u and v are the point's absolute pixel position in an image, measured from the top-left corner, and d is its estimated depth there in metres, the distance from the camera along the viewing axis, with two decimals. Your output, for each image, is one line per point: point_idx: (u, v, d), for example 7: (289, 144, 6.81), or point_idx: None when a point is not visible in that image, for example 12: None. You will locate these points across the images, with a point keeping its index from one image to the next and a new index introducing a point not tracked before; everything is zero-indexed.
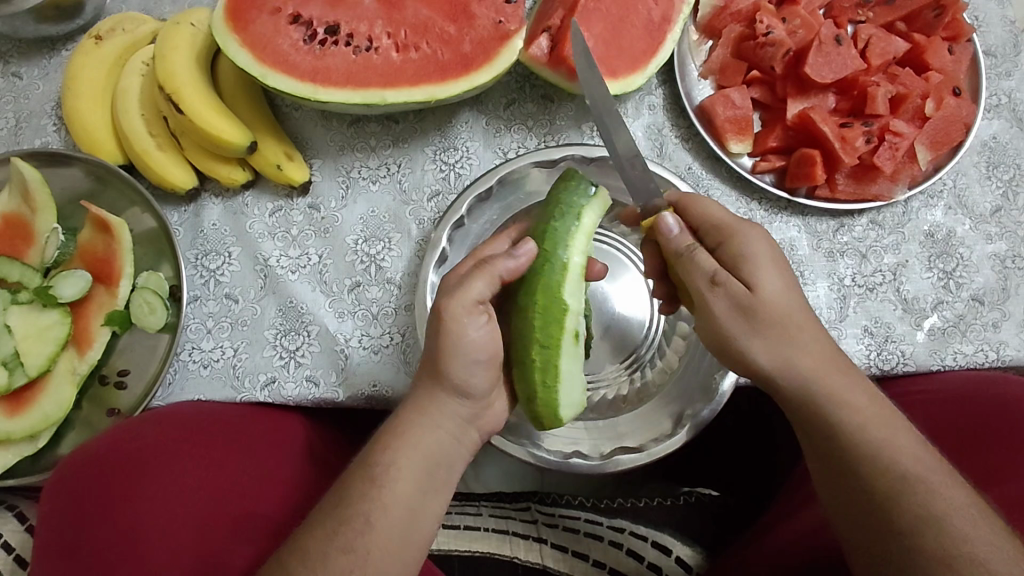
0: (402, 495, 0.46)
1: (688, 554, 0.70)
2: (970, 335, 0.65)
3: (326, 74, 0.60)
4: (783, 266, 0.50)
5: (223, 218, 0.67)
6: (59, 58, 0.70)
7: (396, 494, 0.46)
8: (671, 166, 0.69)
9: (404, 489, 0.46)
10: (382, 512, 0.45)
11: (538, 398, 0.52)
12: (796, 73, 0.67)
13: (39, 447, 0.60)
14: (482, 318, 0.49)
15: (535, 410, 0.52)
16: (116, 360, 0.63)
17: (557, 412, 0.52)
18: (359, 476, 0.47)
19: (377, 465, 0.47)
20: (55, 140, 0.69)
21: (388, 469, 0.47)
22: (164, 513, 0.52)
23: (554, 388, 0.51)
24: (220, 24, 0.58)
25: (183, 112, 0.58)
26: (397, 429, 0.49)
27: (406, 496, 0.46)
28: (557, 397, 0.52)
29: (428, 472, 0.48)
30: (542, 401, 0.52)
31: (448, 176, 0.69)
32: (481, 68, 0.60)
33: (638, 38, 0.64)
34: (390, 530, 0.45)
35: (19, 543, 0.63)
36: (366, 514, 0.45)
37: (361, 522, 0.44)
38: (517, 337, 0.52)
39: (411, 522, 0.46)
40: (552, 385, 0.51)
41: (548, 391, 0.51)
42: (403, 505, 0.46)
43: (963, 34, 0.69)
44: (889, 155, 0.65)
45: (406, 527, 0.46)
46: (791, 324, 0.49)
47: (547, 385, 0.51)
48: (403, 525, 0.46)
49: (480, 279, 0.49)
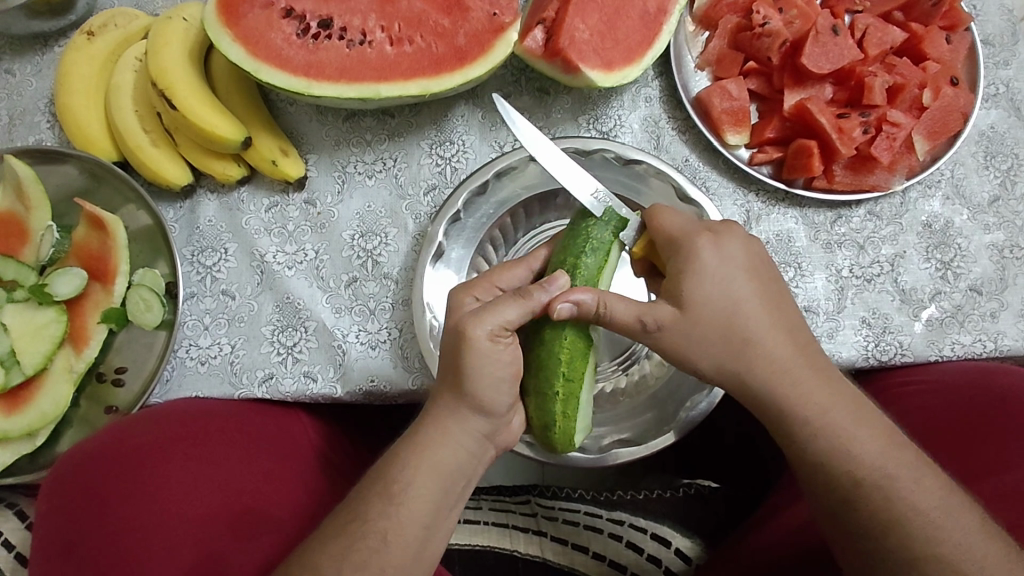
0: (418, 513, 0.47)
1: (688, 546, 0.69)
2: (968, 326, 0.65)
3: (320, 68, 0.59)
4: (738, 270, 0.50)
5: (219, 215, 0.67)
6: (52, 54, 0.70)
7: (412, 514, 0.47)
8: (668, 159, 0.69)
9: (420, 507, 0.47)
10: (398, 529, 0.46)
11: (555, 427, 0.52)
12: (793, 63, 0.67)
13: (37, 445, 0.60)
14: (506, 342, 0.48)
15: (552, 437, 0.53)
16: (113, 357, 0.63)
17: (572, 440, 0.53)
18: (376, 493, 0.47)
19: (396, 482, 0.47)
20: (49, 137, 0.69)
21: (406, 487, 0.47)
22: (164, 507, 0.52)
23: (573, 419, 0.52)
24: (212, 18, 0.58)
25: (176, 108, 0.58)
26: (414, 441, 0.49)
27: (421, 513, 0.47)
28: (573, 427, 0.53)
29: (444, 488, 0.48)
30: (559, 429, 0.52)
31: (445, 170, 0.68)
32: (476, 61, 0.60)
33: (634, 29, 0.64)
34: (405, 547, 0.46)
35: (20, 540, 0.63)
36: (382, 533, 0.46)
37: (377, 539, 0.46)
38: (538, 368, 0.52)
39: (423, 540, 0.47)
40: (571, 416, 0.52)
41: (567, 421, 0.52)
42: (417, 524, 0.47)
43: (960, 23, 0.68)
44: (886, 145, 0.65)
45: (419, 545, 0.47)
46: (736, 329, 0.50)
47: (566, 417, 0.52)
48: (416, 543, 0.47)
49: (513, 305, 0.48)
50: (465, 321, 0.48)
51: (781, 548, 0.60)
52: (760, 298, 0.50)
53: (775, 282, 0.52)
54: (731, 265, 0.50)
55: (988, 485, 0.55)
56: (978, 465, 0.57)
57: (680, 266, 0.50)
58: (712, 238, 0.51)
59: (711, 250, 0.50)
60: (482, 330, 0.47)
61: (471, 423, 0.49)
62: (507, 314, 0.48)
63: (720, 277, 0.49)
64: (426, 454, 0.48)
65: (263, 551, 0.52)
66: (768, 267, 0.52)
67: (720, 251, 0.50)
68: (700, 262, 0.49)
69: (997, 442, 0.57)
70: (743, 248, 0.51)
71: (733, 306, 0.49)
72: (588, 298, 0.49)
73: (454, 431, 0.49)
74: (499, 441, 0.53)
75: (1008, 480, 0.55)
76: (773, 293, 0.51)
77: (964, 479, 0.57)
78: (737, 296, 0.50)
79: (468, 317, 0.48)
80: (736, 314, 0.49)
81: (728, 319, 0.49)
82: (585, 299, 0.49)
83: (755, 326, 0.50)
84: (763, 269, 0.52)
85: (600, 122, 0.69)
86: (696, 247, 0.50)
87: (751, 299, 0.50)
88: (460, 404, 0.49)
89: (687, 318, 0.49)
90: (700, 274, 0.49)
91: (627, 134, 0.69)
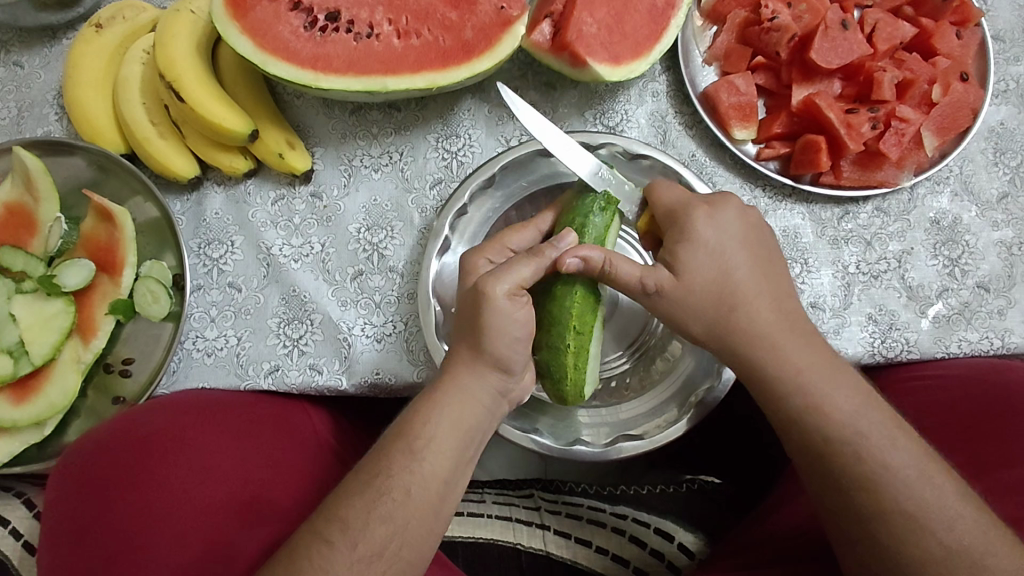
0: (439, 469, 0.48)
1: (691, 540, 0.70)
2: (975, 322, 0.64)
3: (327, 61, 0.59)
4: (738, 241, 0.51)
5: (225, 207, 0.67)
6: (60, 46, 0.70)
7: (434, 469, 0.48)
8: (675, 153, 0.69)
9: (441, 464, 0.48)
10: (421, 484, 0.47)
11: (568, 379, 0.53)
12: (801, 58, 0.66)
13: (45, 435, 0.60)
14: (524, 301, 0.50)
15: (563, 390, 0.54)
16: (120, 349, 0.63)
17: (584, 392, 0.54)
18: (398, 448, 0.48)
19: (419, 438, 0.48)
20: (57, 129, 0.69)
21: (428, 444, 0.48)
22: (173, 496, 0.53)
23: (584, 370, 0.53)
24: (220, 11, 0.58)
25: (184, 100, 0.58)
26: (434, 398, 0.50)
27: (441, 470, 0.48)
28: (586, 376, 0.54)
29: (464, 446, 0.49)
30: (572, 380, 0.53)
31: (451, 164, 0.68)
32: (482, 54, 0.60)
33: (642, 23, 0.63)
34: (426, 504, 0.47)
35: (28, 529, 0.64)
36: (405, 485, 0.47)
37: (401, 494, 0.46)
38: (549, 322, 0.53)
39: (443, 496, 0.48)
40: (583, 368, 0.53)
41: (579, 373, 0.53)
42: (439, 479, 0.48)
43: (971, 18, 0.67)
44: (895, 141, 0.64)
45: (440, 501, 0.48)
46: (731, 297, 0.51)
47: (579, 367, 0.53)
48: (436, 499, 0.48)
49: (526, 264, 0.50)
50: (484, 279, 0.50)
51: (783, 545, 0.59)
52: (753, 263, 0.52)
53: (775, 253, 0.54)
54: (726, 235, 0.51)
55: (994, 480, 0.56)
56: (983, 461, 0.57)
57: (675, 237, 0.52)
58: (709, 211, 0.52)
59: (705, 221, 0.51)
60: (501, 288, 0.49)
61: (489, 380, 0.51)
62: (524, 272, 0.50)
63: (715, 244, 0.51)
64: (445, 412, 0.49)
65: (271, 539, 0.52)
66: (768, 239, 0.54)
67: (715, 222, 0.51)
68: (695, 233, 0.51)
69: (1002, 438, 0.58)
70: (741, 219, 0.52)
71: (727, 272, 0.51)
72: (597, 255, 0.51)
73: (472, 385, 0.50)
74: (512, 399, 0.54)
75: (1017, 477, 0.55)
76: (769, 260, 0.53)
77: (968, 472, 0.57)
78: (733, 266, 0.51)
79: (488, 277, 0.49)
80: (730, 279, 0.51)
81: (722, 287, 0.51)
82: (593, 255, 0.50)
83: (749, 296, 0.51)
84: (761, 242, 0.53)
85: (606, 117, 0.69)
86: (689, 218, 0.51)
87: (745, 267, 0.51)
88: (478, 361, 0.50)
89: (683, 286, 0.51)
90: (693, 244, 0.51)
91: (633, 129, 0.69)
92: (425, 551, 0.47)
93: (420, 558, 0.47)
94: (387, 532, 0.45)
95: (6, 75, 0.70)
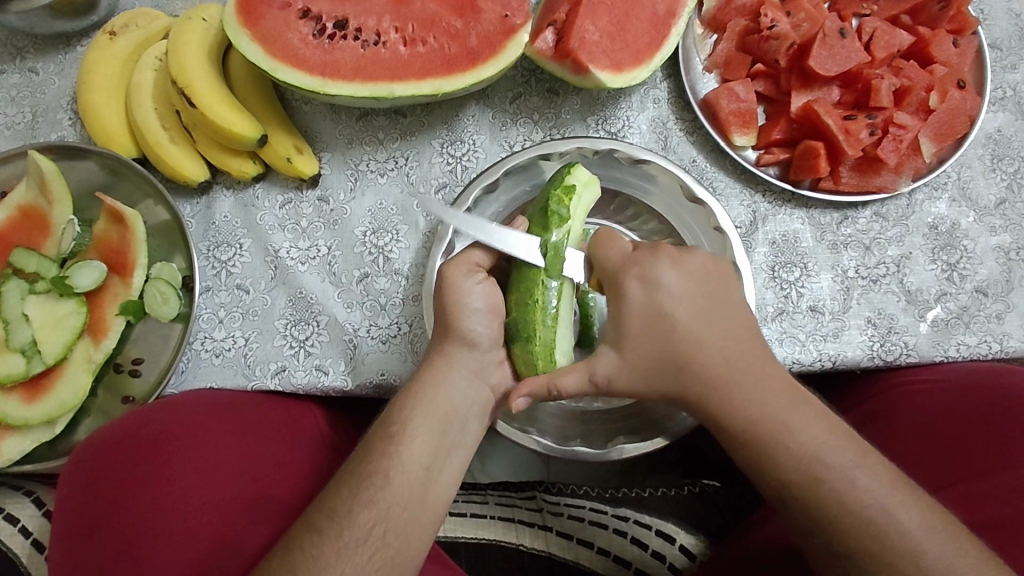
0: (418, 454, 0.50)
1: (692, 542, 0.70)
2: (973, 326, 0.65)
3: (335, 67, 0.61)
4: (685, 303, 0.52)
5: (234, 210, 0.68)
6: (75, 53, 0.72)
7: (412, 454, 0.50)
8: (676, 159, 0.70)
9: (418, 448, 0.50)
10: (401, 469, 0.49)
11: (537, 336, 0.52)
12: (801, 65, 0.67)
13: (56, 433, 0.61)
14: (480, 277, 0.55)
15: (532, 351, 0.52)
16: (130, 349, 0.65)
17: (554, 355, 0.52)
18: (379, 437, 0.50)
19: (401, 429, 0.51)
20: (71, 134, 0.70)
21: (404, 428, 0.51)
22: (179, 493, 0.54)
23: (553, 328, 0.52)
24: (231, 18, 0.59)
25: (194, 106, 0.60)
26: (417, 395, 0.52)
27: (422, 455, 0.50)
28: (554, 337, 0.52)
29: (440, 434, 0.51)
30: (541, 338, 0.52)
31: (456, 169, 0.70)
32: (488, 61, 0.61)
33: (643, 31, 0.65)
34: (407, 488, 0.49)
35: (37, 527, 0.65)
36: (386, 470, 0.48)
37: (381, 477, 0.48)
38: (519, 285, 0.54)
39: (427, 482, 0.50)
40: (550, 325, 0.52)
41: (547, 330, 0.52)
42: (418, 464, 0.50)
43: (967, 27, 0.68)
44: (893, 146, 0.65)
45: (422, 490, 0.49)
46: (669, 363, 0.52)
47: (547, 324, 0.52)
48: (418, 488, 0.49)
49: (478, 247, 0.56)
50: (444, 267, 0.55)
51: (774, 552, 0.60)
52: (694, 319, 0.52)
53: (721, 307, 0.53)
54: (658, 299, 0.52)
55: (951, 492, 0.56)
56: (939, 472, 0.58)
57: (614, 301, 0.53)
58: (638, 275, 0.53)
59: (669, 262, 0.53)
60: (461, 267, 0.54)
61: (469, 373, 0.53)
62: (478, 253, 0.55)
63: (648, 306, 0.52)
64: (431, 413, 0.51)
65: (277, 534, 0.53)
66: (714, 286, 0.54)
67: (647, 286, 0.52)
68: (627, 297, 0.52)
69: (966, 446, 0.58)
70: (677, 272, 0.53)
71: (668, 333, 0.51)
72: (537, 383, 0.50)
73: (451, 379, 0.53)
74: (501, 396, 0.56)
75: (969, 488, 0.56)
76: (720, 314, 0.53)
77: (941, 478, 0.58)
78: (674, 320, 0.52)
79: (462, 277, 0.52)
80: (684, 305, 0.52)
81: (665, 348, 0.52)
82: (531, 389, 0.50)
83: (688, 352, 0.51)
84: (703, 293, 0.53)
85: (609, 122, 0.70)
86: (620, 283, 0.53)
87: (687, 323, 0.52)
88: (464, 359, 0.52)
89: (625, 362, 0.52)
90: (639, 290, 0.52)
91: (635, 135, 0.70)
92: (415, 545, 0.48)
93: (410, 552, 0.48)
94: (369, 518, 0.46)
95: (22, 82, 0.72)
